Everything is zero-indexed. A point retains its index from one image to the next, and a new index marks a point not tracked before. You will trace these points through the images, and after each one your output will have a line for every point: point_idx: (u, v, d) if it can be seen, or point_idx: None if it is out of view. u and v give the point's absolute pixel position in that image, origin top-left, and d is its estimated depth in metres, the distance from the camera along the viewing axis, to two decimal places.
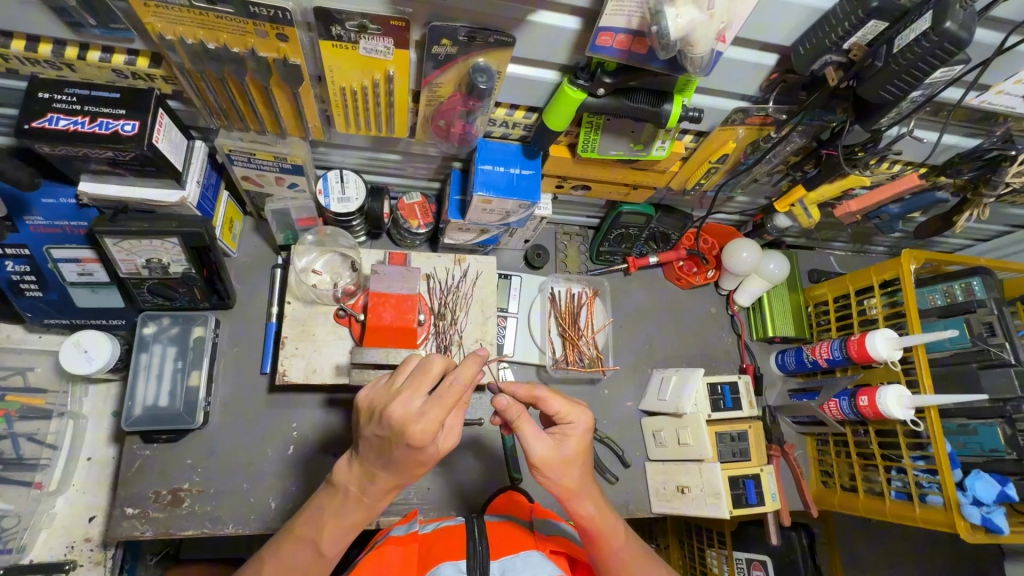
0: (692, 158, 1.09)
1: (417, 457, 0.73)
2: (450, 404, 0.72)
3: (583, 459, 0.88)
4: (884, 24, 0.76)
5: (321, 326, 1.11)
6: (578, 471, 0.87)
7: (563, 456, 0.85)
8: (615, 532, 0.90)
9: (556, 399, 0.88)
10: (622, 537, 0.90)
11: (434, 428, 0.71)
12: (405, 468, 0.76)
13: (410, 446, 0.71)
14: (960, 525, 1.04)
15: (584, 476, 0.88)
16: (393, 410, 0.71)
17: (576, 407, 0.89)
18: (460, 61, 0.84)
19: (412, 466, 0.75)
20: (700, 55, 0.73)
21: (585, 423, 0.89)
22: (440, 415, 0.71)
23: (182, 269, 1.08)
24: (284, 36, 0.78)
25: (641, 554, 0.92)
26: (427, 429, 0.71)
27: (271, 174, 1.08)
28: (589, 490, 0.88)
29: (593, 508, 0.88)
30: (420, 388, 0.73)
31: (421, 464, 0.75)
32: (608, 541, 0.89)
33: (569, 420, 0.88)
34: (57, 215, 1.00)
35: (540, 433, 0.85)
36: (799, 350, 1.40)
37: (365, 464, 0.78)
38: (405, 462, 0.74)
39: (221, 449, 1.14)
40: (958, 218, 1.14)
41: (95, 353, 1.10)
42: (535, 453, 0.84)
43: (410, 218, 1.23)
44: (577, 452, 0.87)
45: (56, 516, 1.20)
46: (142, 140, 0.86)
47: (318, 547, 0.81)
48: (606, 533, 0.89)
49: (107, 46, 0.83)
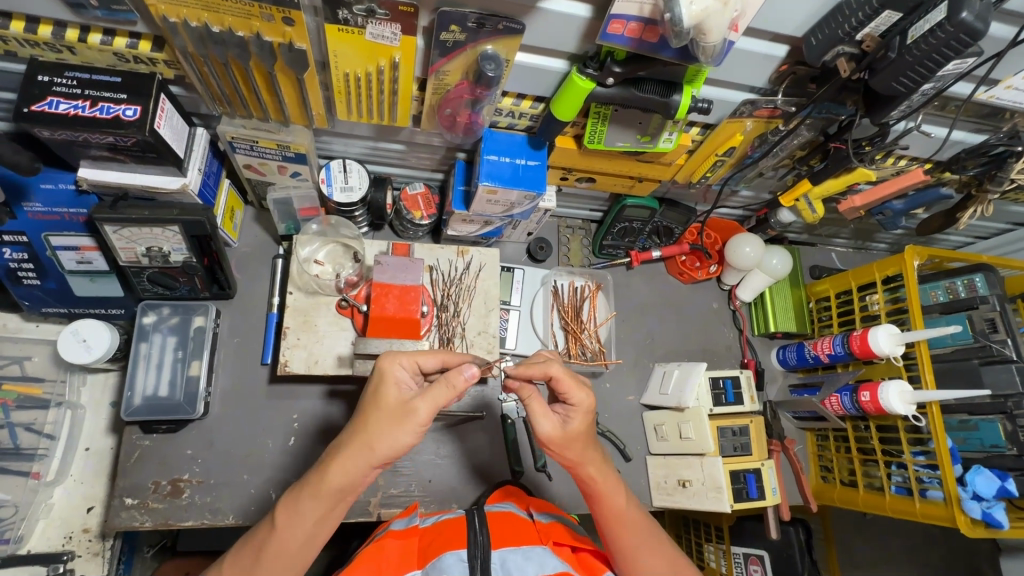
0: (698, 152, 1.08)
1: (377, 394, 0.79)
2: (422, 357, 0.84)
3: (586, 436, 0.87)
4: (897, 14, 0.75)
5: (324, 317, 1.10)
6: (584, 446, 0.87)
7: (567, 431, 0.86)
8: (617, 496, 0.90)
9: (568, 381, 0.85)
10: (623, 499, 0.91)
11: (397, 361, 0.82)
12: (365, 413, 0.79)
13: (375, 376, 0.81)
14: (960, 520, 1.05)
15: (589, 450, 0.88)
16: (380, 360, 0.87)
17: (579, 388, 0.86)
18: (468, 49, 0.83)
19: (372, 407, 0.79)
20: (713, 44, 0.72)
21: (587, 402, 0.87)
22: (411, 359, 0.83)
23: (183, 258, 1.07)
24: (290, 20, 0.77)
25: (642, 522, 0.92)
26: (389, 359, 0.81)
27: (273, 162, 1.06)
28: (595, 458, 0.89)
29: (599, 472, 0.89)
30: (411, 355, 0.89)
31: (379, 408, 0.79)
32: (612, 504, 0.90)
33: (572, 400, 0.87)
34: (56, 202, 0.98)
35: (547, 410, 0.85)
36: (800, 345, 1.39)
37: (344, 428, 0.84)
38: (368, 402, 0.80)
39: (221, 440, 1.13)
40: (962, 214, 1.14)
41: (94, 342, 1.09)
42: (541, 430, 0.85)
43: (413, 209, 1.22)
44: (582, 429, 0.87)
45: (54, 506, 1.19)
46: (143, 126, 0.85)
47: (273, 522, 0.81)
48: (611, 496, 0.90)
49: (109, 29, 0.82)
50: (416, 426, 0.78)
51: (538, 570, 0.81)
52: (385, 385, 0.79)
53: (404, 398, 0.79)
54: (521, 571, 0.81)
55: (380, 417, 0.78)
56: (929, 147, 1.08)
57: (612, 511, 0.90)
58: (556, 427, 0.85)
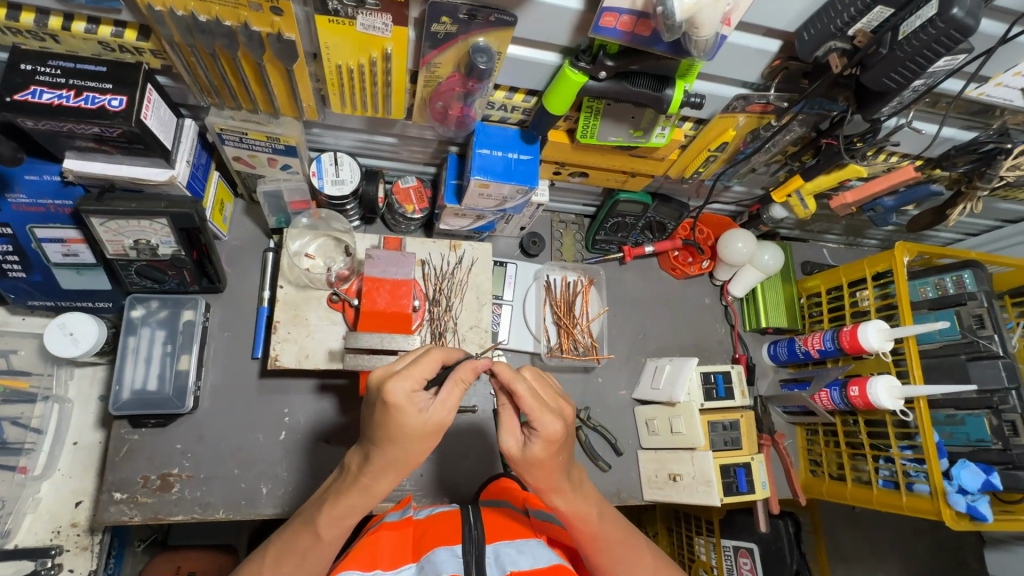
0: (690, 147, 1.08)
1: (388, 419, 0.73)
2: (422, 367, 0.75)
3: (551, 462, 0.81)
4: (889, 10, 0.76)
5: (315, 311, 1.09)
6: (547, 471, 0.82)
7: (532, 460, 0.80)
8: (588, 517, 0.87)
9: (529, 402, 0.77)
10: (596, 521, 0.88)
11: (403, 385, 0.73)
12: (387, 441, 0.74)
13: (384, 405, 0.73)
14: (946, 513, 1.06)
15: (555, 475, 0.83)
16: (375, 375, 0.76)
17: (543, 414, 0.77)
18: (459, 41, 0.82)
19: (391, 434, 0.74)
20: (705, 38, 0.72)
21: (554, 430, 0.78)
22: (415, 377, 0.74)
23: (172, 251, 1.06)
24: (278, 10, 0.76)
25: (623, 537, 0.90)
26: (396, 385, 0.72)
27: (263, 154, 1.05)
28: (565, 485, 0.84)
29: (565, 499, 0.86)
30: (402, 359, 0.79)
31: (401, 435, 0.74)
32: (585, 525, 0.87)
33: (536, 424, 0.78)
34: (41, 193, 0.97)
35: (517, 427, 0.82)
36: (791, 341, 1.40)
37: (365, 442, 0.79)
38: (382, 427, 0.74)
39: (211, 434, 1.12)
40: (951, 211, 1.15)
41: (81, 336, 1.08)
42: (504, 446, 0.81)
43: (405, 203, 1.22)
44: (545, 456, 0.80)
45: (41, 501, 1.18)
46: (129, 117, 0.84)
47: (317, 530, 0.80)
48: (582, 519, 0.87)
49: (93, 17, 0.80)
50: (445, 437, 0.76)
51: (531, 563, 0.80)
52: (405, 414, 0.73)
53: (421, 420, 0.73)
54: (515, 564, 0.80)
55: (405, 441, 0.74)
56: (920, 144, 1.08)
57: (584, 532, 0.87)
58: (518, 444, 0.81)
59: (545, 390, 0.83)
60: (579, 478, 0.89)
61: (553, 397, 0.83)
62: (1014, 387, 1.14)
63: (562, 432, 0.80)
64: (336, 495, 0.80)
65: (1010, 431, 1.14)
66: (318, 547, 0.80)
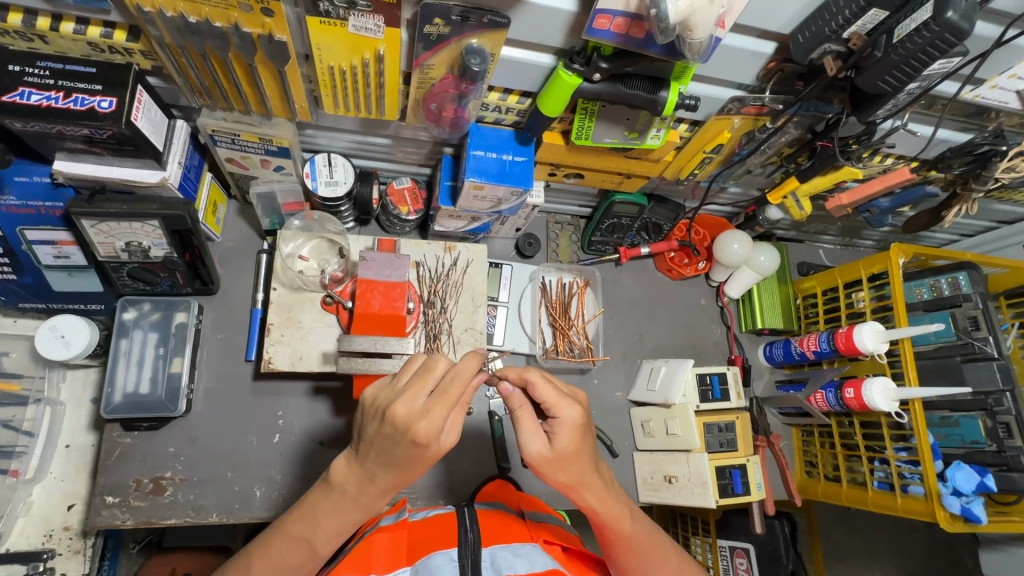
0: (685, 149, 1.08)
1: (413, 452, 0.72)
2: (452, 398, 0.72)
3: (578, 454, 0.80)
4: (884, 13, 0.75)
5: (308, 313, 1.08)
6: (577, 465, 0.81)
7: (559, 454, 0.79)
8: (621, 518, 0.86)
9: (546, 387, 0.80)
10: (629, 523, 0.87)
11: (439, 424, 0.71)
12: (406, 468, 0.75)
13: (413, 443, 0.71)
14: (941, 515, 1.06)
15: (584, 469, 0.82)
16: (397, 411, 0.70)
17: (562, 401, 0.79)
18: (452, 42, 0.81)
19: (414, 462, 0.74)
20: (699, 41, 0.72)
21: (575, 416, 0.80)
22: (445, 413, 0.71)
23: (164, 253, 1.05)
24: (269, 11, 0.76)
25: (649, 539, 0.90)
26: (429, 426, 0.70)
27: (256, 156, 1.05)
28: (595, 483, 0.83)
29: (595, 497, 0.84)
30: (421, 386, 0.72)
31: (421, 463, 0.75)
32: (617, 526, 0.86)
33: (555, 413, 0.80)
34: (30, 195, 0.96)
35: (538, 431, 0.80)
36: (787, 342, 1.40)
37: (364, 462, 0.77)
38: (406, 459, 0.73)
39: (204, 437, 1.12)
40: (946, 213, 1.16)
41: (72, 338, 1.07)
42: (530, 451, 0.79)
43: (400, 204, 1.21)
44: (573, 446, 0.80)
45: (33, 504, 1.17)
46: (120, 118, 0.83)
47: (313, 545, 0.80)
48: (615, 518, 0.86)
49: (82, 17, 0.79)
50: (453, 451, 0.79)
51: (527, 567, 0.80)
52: (430, 449, 0.72)
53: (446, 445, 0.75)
54: (511, 568, 0.79)
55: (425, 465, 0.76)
56: (915, 147, 1.08)
57: (617, 538, 0.87)
58: (545, 446, 0.79)
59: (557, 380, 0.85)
60: (608, 476, 0.88)
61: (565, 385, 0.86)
62: (1009, 389, 1.14)
63: (582, 418, 0.81)
64: (330, 501, 0.80)
65: (1004, 433, 1.14)
66: (313, 561, 0.81)
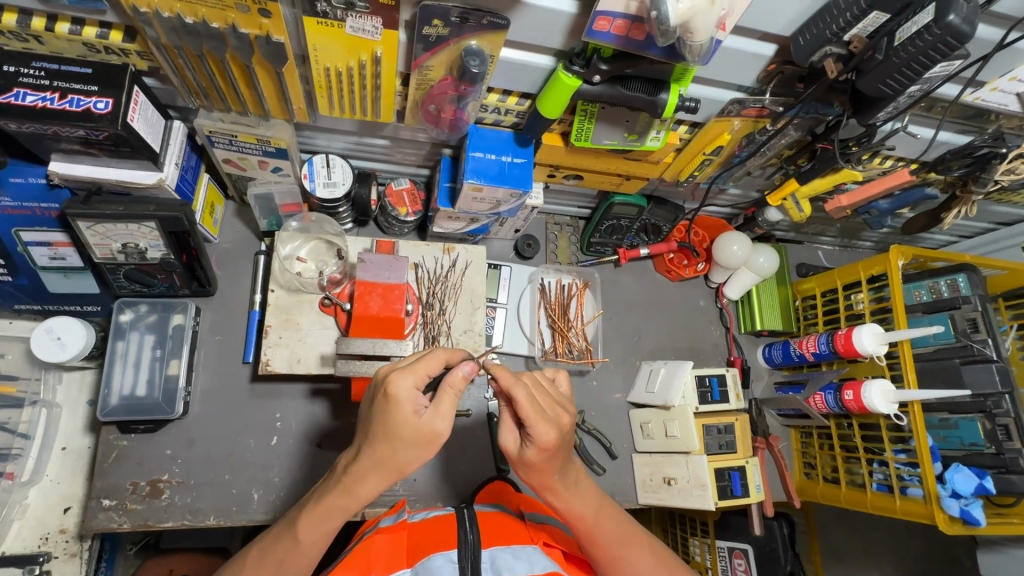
0: (685, 150, 1.07)
1: (385, 413, 0.72)
2: (431, 365, 0.74)
3: (544, 465, 0.80)
4: (885, 15, 0.75)
5: (306, 315, 1.08)
6: (541, 472, 0.81)
7: (527, 458, 0.80)
8: (584, 516, 0.87)
9: (526, 407, 0.75)
10: (593, 520, 0.88)
11: (409, 381, 0.72)
12: (383, 440, 0.73)
13: (384, 400, 0.72)
14: (939, 517, 1.06)
15: (549, 476, 0.82)
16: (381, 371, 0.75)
17: (538, 422, 0.75)
18: (451, 44, 0.81)
19: (389, 431, 0.72)
20: (700, 43, 0.71)
21: (549, 438, 0.76)
22: (420, 374, 0.73)
23: (161, 254, 1.04)
24: (266, 11, 0.75)
25: (625, 534, 0.90)
26: (400, 382, 0.71)
27: (254, 156, 1.04)
28: (560, 487, 0.84)
29: (560, 498, 0.86)
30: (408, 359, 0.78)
31: (394, 437, 0.72)
32: (579, 523, 0.87)
33: (529, 430, 0.76)
34: (26, 196, 0.95)
35: (515, 425, 0.82)
36: (786, 343, 1.39)
37: (357, 442, 0.77)
38: (380, 426, 0.72)
39: (201, 439, 1.11)
40: (945, 215, 1.16)
41: (68, 340, 1.06)
42: (503, 443, 0.82)
43: (398, 206, 1.21)
44: (540, 459, 0.79)
45: (29, 507, 1.16)
46: (116, 119, 0.82)
47: (309, 547, 0.79)
48: (577, 516, 0.87)
49: (77, 18, 0.79)
50: (436, 446, 0.74)
51: (527, 569, 0.79)
52: (400, 411, 0.71)
53: (422, 422, 0.72)
54: (511, 569, 0.79)
55: (402, 444, 0.72)
56: (916, 148, 1.08)
57: (582, 531, 0.88)
58: (516, 444, 0.81)
59: (543, 395, 0.79)
60: (580, 478, 0.88)
61: (552, 403, 0.80)
62: (1007, 391, 1.15)
63: (557, 439, 0.77)
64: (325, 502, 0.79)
65: (1003, 435, 1.14)
66: (296, 552, 0.79)
